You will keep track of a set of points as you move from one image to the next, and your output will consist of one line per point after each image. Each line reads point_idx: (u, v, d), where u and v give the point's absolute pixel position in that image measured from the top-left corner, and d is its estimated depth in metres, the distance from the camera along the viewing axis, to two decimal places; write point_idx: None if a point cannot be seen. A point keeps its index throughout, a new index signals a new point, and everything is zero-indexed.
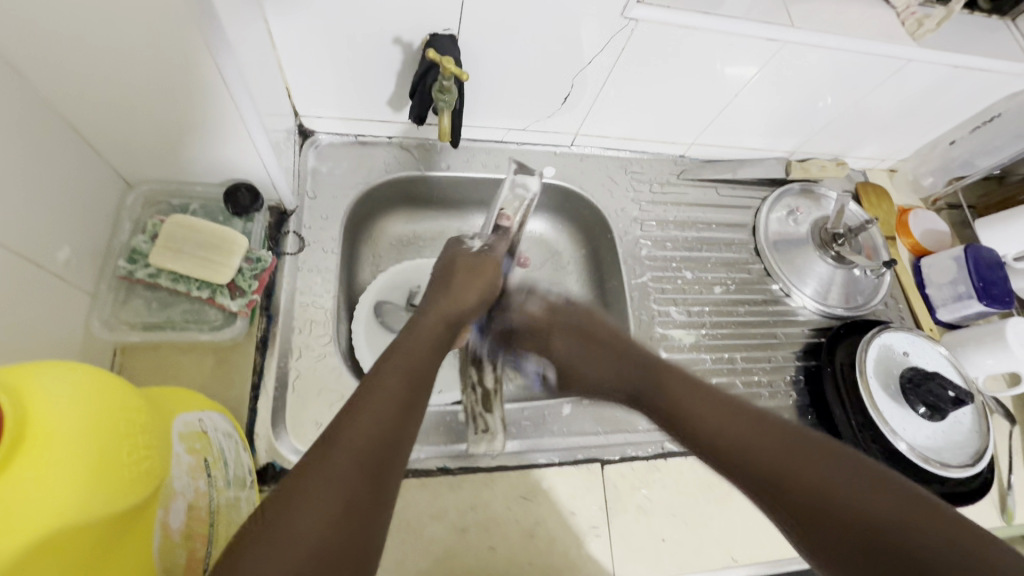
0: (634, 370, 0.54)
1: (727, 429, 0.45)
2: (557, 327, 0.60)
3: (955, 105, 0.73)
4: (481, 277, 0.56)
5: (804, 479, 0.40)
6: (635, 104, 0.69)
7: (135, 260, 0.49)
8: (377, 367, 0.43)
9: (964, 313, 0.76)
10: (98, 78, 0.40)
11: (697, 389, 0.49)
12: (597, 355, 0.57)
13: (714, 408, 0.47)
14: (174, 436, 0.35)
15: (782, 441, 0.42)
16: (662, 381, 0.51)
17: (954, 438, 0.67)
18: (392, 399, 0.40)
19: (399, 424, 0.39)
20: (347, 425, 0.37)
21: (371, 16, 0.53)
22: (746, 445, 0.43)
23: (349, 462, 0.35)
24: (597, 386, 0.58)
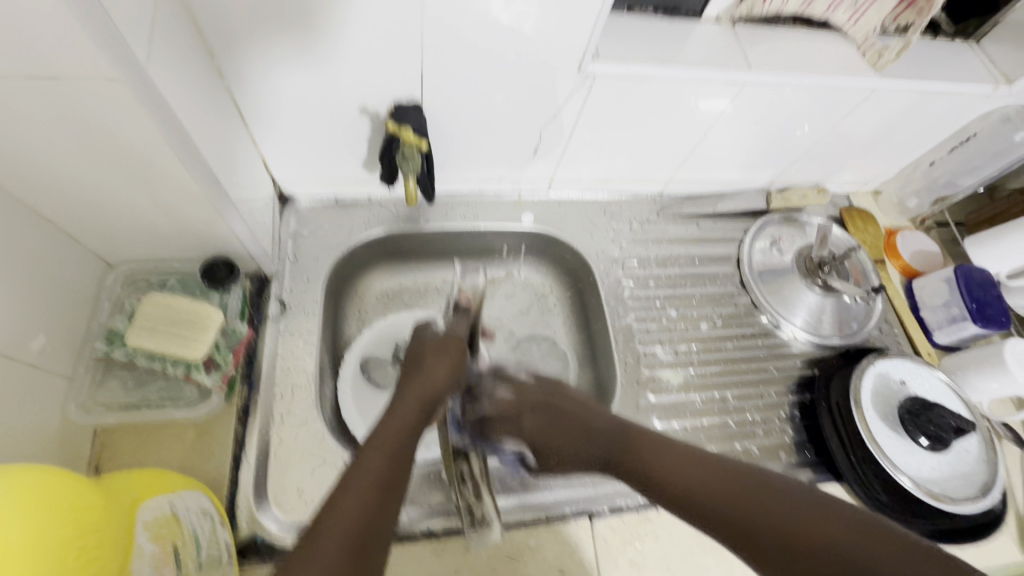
0: (600, 439, 0.50)
1: (696, 485, 0.42)
2: (529, 407, 0.54)
3: (927, 127, 0.74)
4: (448, 357, 0.50)
5: (774, 524, 0.38)
6: (606, 148, 0.70)
7: (112, 342, 0.50)
8: (363, 446, 0.41)
9: (961, 335, 0.74)
10: (69, 177, 0.42)
11: (664, 453, 0.46)
12: (564, 431, 0.52)
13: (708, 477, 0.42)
14: (133, 528, 0.36)
15: (788, 508, 0.39)
16: (651, 452, 0.46)
17: (961, 469, 0.64)
18: (373, 481, 0.38)
19: (383, 501, 0.38)
20: (330, 513, 0.36)
21: (337, 90, 0.55)
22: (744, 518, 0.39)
23: (336, 556, 0.34)
24: (574, 463, 0.52)
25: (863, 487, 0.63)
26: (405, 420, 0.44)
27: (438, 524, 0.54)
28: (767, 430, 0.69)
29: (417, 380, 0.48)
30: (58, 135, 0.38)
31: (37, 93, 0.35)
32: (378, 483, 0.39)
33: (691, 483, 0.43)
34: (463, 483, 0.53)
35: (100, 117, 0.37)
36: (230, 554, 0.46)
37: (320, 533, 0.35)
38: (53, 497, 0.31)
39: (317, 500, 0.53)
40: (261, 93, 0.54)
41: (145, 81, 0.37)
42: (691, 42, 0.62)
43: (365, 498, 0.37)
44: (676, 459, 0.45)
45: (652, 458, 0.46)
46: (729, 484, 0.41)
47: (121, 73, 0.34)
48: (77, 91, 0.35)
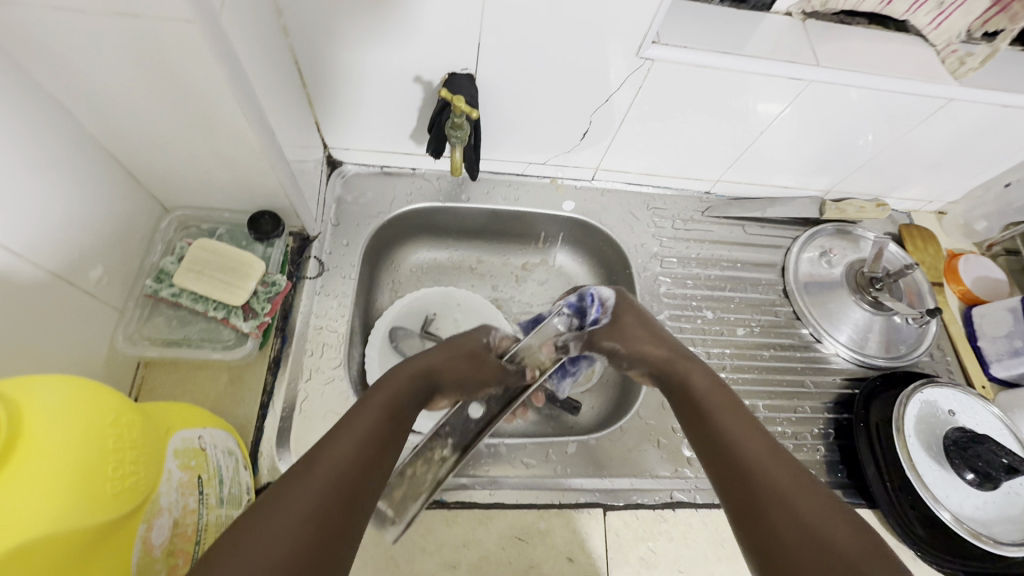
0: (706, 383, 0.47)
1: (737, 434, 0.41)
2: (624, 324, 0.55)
3: (1008, 145, 0.69)
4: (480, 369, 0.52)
5: (777, 501, 0.36)
6: (657, 140, 0.69)
7: (161, 280, 0.52)
8: (366, 394, 0.41)
9: (1021, 371, 0.69)
10: (135, 117, 0.44)
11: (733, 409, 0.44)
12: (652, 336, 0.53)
13: (741, 430, 0.41)
14: (167, 452, 0.38)
15: (772, 459, 0.39)
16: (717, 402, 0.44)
17: (1008, 512, 0.60)
18: (371, 425, 0.38)
19: (374, 455, 0.36)
20: (326, 449, 0.35)
21: (394, 58, 0.56)
22: (740, 459, 0.40)
23: (324, 485, 0.32)
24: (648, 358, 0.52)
25: (896, 515, 0.60)
26: (403, 377, 0.44)
27: (451, 496, 0.55)
28: (798, 446, 0.66)
29: (442, 347, 0.50)
30: (131, 74, 0.40)
31: (118, 31, 0.36)
32: (372, 438, 0.37)
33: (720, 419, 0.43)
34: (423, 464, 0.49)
35: (171, 59, 0.39)
36: (250, 496, 0.48)
37: (314, 470, 0.33)
38: (101, 407, 0.32)
39: None
40: (321, 55, 0.55)
41: (216, 25, 0.38)
42: (757, 35, 0.59)
43: (353, 448, 0.36)
44: (723, 400, 0.45)
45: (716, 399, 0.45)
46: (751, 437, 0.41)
47: (195, 15, 0.35)
48: (149, 30, 0.36)
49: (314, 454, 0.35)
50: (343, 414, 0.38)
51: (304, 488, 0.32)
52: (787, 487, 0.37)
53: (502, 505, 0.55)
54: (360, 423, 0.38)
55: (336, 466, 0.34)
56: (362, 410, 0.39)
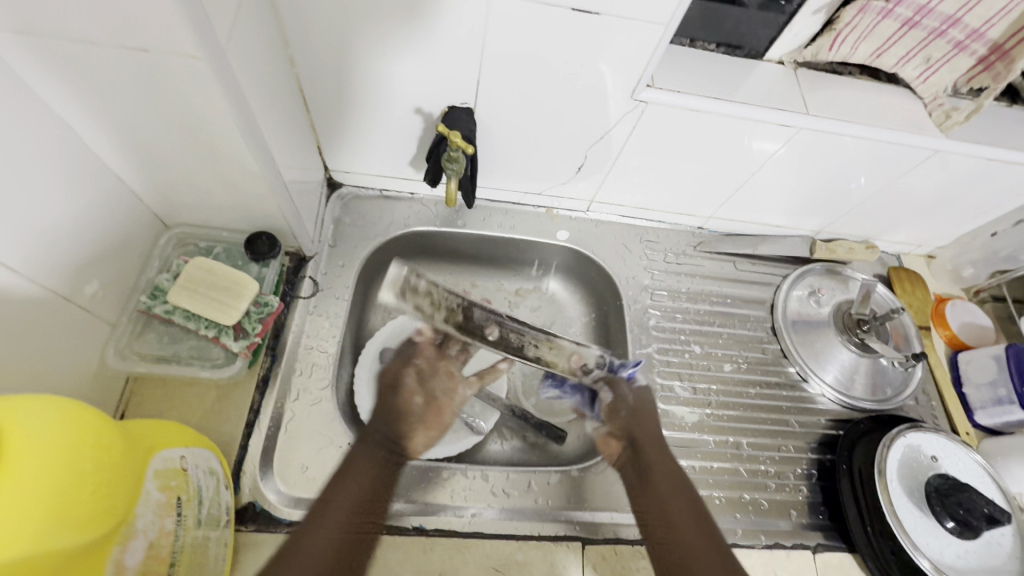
0: (657, 455, 0.59)
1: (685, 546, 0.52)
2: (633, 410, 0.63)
3: (994, 196, 0.70)
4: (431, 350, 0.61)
5: None
6: (650, 176, 0.70)
7: (156, 297, 0.53)
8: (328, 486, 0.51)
9: (1005, 419, 0.69)
10: (140, 141, 0.45)
11: (672, 478, 0.58)
12: (649, 436, 0.61)
13: (665, 494, 0.57)
14: (147, 473, 0.38)
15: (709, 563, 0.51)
16: (660, 477, 0.58)
17: (988, 562, 0.60)
18: (342, 512, 0.50)
19: (363, 512, 0.52)
20: (306, 534, 0.47)
21: (396, 89, 0.57)
22: (674, 539, 0.53)
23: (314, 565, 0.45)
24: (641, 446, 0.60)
25: (876, 561, 0.60)
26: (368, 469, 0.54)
27: (431, 523, 0.55)
28: (781, 485, 0.66)
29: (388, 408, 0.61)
30: (137, 101, 0.41)
31: (127, 62, 0.38)
32: (362, 491, 0.52)
33: (658, 485, 0.57)
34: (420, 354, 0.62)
35: (177, 89, 0.40)
36: (229, 516, 0.48)
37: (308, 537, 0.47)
38: (83, 430, 0.32)
39: (318, 479, 0.55)
40: (325, 84, 0.57)
41: (223, 60, 0.39)
42: (750, 81, 0.61)
43: (346, 511, 0.50)
44: (669, 483, 0.57)
45: (655, 467, 0.59)
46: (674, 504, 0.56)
47: (203, 51, 0.37)
48: (157, 62, 0.38)
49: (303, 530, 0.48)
50: (341, 466, 0.53)
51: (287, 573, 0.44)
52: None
53: (481, 534, 0.55)
54: (354, 480, 0.52)
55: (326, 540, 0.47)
56: (344, 477, 0.52)
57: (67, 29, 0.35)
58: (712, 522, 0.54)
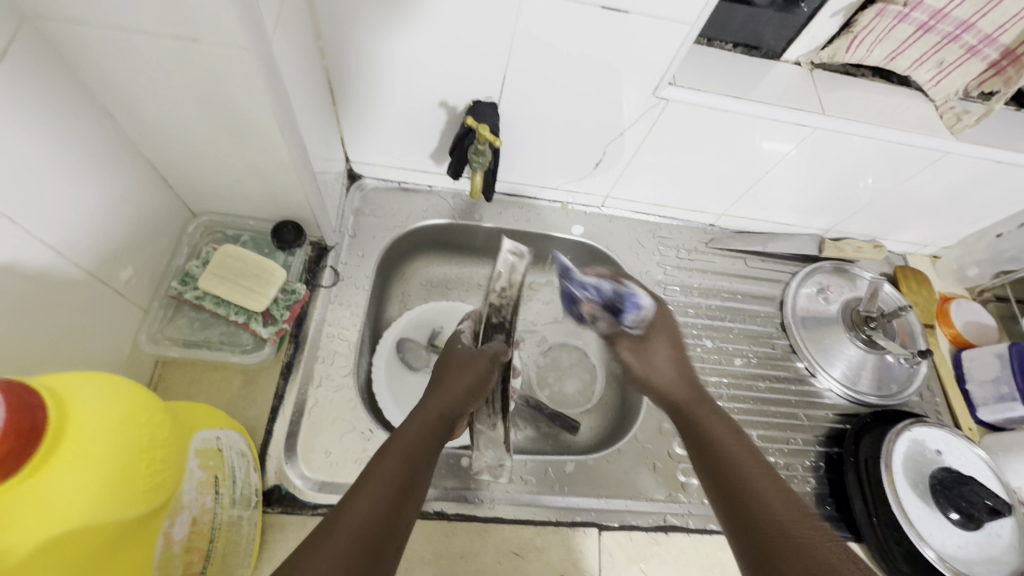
0: (689, 385, 0.55)
1: (743, 470, 0.45)
2: (660, 335, 0.59)
3: (1000, 198, 0.72)
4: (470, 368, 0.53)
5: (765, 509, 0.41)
6: (666, 172, 0.72)
7: (186, 283, 0.54)
8: (381, 448, 0.43)
9: (1006, 415, 0.71)
10: (177, 129, 0.46)
11: (723, 421, 0.51)
12: (682, 375, 0.56)
13: (741, 452, 0.47)
14: (190, 451, 0.39)
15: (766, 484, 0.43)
16: (712, 412, 0.52)
17: (990, 552, 0.62)
18: (393, 479, 0.41)
19: (410, 481, 0.41)
20: (347, 503, 0.38)
21: (422, 83, 0.58)
22: (738, 474, 0.45)
23: (349, 543, 0.35)
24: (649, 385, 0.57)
25: (881, 550, 0.61)
26: (424, 428, 0.46)
27: (452, 508, 0.56)
28: (789, 476, 0.68)
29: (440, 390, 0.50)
30: (179, 90, 0.42)
31: (174, 52, 0.39)
32: (411, 456, 0.43)
33: (720, 433, 0.49)
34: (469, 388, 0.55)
35: (220, 79, 0.41)
36: (257, 498, 0.49)
37: (348, 505, 0.38)
38: (136, 406, 0.33)
39: (341, 464, 0.56)
40: (353, 76, 0.58)
41: (267, 52, 0.40)
42: (767, 81, 0.62)
43: (387, 489, 0.40)
44: (728, 429, 0.50)
45: (713, 419, 0.51)
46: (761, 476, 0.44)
47: (249, 42, 0.38)
48: (202, 52, 0.38)
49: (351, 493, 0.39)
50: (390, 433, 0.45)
51: (324, 545, 0.35)
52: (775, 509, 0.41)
53: (500, 519, 0.56)
54: (403, 445, 0.44)
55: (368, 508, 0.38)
56: (403, 437, 0.44)
57: (117, 18, 0.36)
58: (768, 461, 0.46)
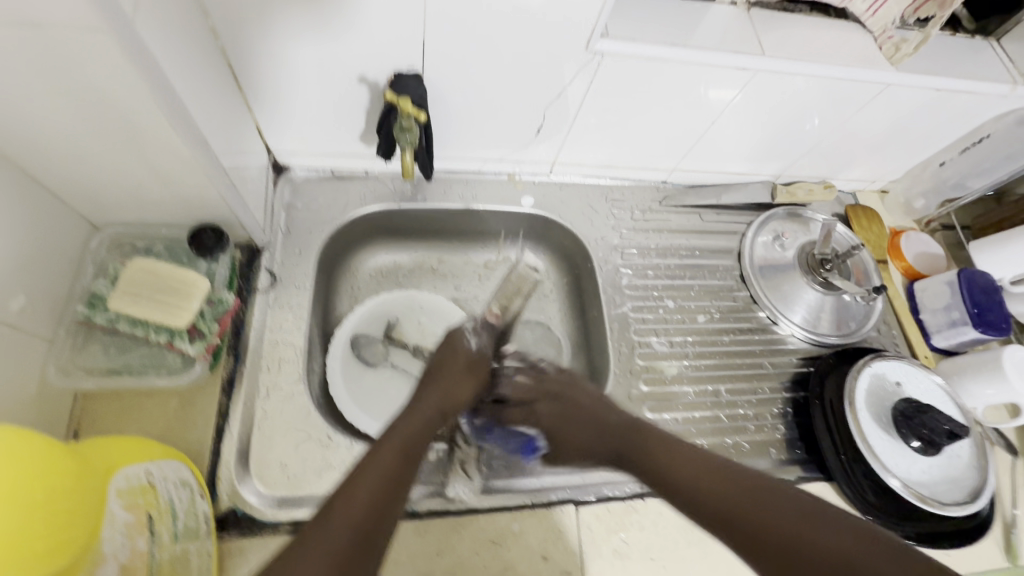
0: (608, 434, 0.51)
1: (718, 490, 0.42)
2: (543, 396, 0.55)
3: (941, 126, 0.72)
4: (473, 375, 0.52)
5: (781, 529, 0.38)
6: (612, 132, 0.69)
7: (94, 306, 0.48)
8: (374, 448, 0.43)
9: (958, 340, 0.73)
10: (50, 133, 0.40)
11: (672, 448, 0.47)
12: (576, 421, 0.53)
13: (707, 474, 0.43)
14: (108, 494, 0.35)
15: (748, 498, 0.41)
16: (656, 440, 0.48)
17: (951, 473, 0.64)
18: (379, 484, 0.40)
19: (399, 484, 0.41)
20: (335, 510, 0.38)
21: (335, 58, 0.53)
22: (721, 492, 0.42)
23: (326, 558, 0.35)
24: (586, 452, 0.52)
25: (852, 485, 0.63)
26: (418, 424, 0.46)
27: (424, 505, 0.54)
28: (759, 426, 0.69)
29: (439, 388, 0.50)
30: (37, 86, 0.36)
31: (17, 41, 0.33)
32: (402, 460, 0.43)
33: (683, 474, 0.44)
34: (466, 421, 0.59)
35: (84, 69, 0.35)
36: (209, 525, 0.46)
37: (333, 515, 0.37)
38: (26, 457, 0.29)
39: (300, 476, 0.53)
40: (257, 57, 0.52)
41: (132, 36, 0.35)
42: (704, 25, 0.59)
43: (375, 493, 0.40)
44: (689, 457, 0.45)
45: (665, 450, 0.47)
46: (753, 497, 0.40)
47: (104, 23, 0.32)
48: (54, 38, 0.33)
49: (337, 495, 0.39)
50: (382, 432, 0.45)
51: (306, 556, 0.35)
52: (795, 523, 0.38)
53: (474, 510, 0.55)
54: (395, 444, 0.44)
55: (352, 516, 0.37)
56: (392, 440, 0.44)
57: None
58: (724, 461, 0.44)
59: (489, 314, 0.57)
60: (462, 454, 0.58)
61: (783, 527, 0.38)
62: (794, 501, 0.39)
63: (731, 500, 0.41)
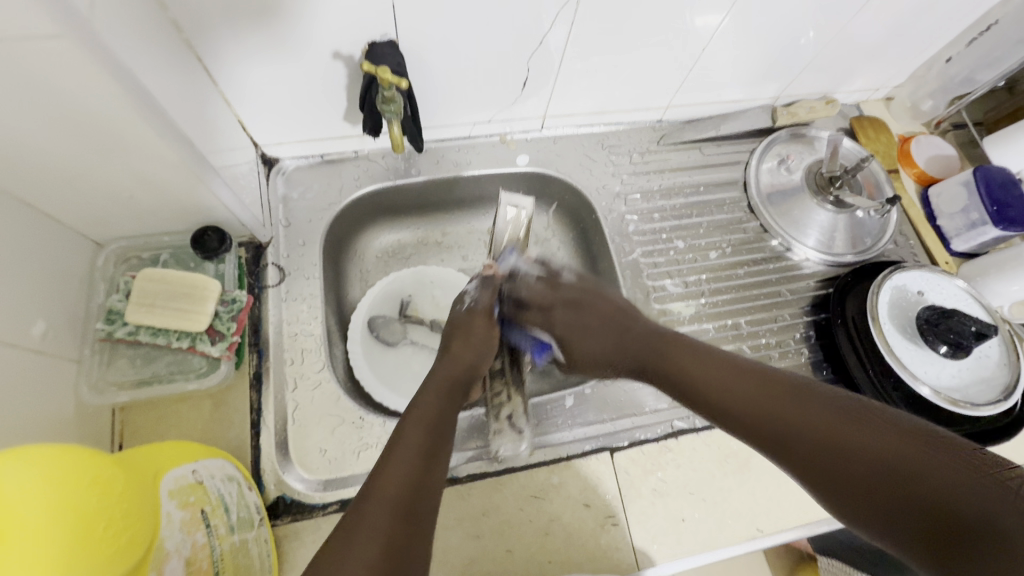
0: (636, 340, 0.53)
1: (733, 386, 0.44)
2: (560, 302, 0.57)
3: (946, 19, 0.68)
4: (473, 333, 0.54)
5: (802, 427, 0.38)
6: (602, 76, 0.66)
7: (113, 321, 0.49)
8: (403, 419, 0.44)
9: (980, 241, 0.71)
10: (37, 155, 0.40)
11: (697, 353, 0.48)
12: (593, 328, 0.56)
13: (732, 379, 0.44)
14: (161, 495, 0.36)
15: (754, 385, 0.43)
16: (688, 361, 0.48)
17: (982, 373, 0.64)
18: (416, 446, 0.41)
19: (435, 445, 0.43)
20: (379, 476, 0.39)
21: (306, 37, 0.51)
22: (716, 386, 0.45)
23: (384, 513, 0.36)
24: (598, 360, 0.57)
25: (883, 399, 0.63)
26: (439, 392, 0.48)
27: (463, 471, 0.55)
28: (783, 353, 0.69)
29: (446, 358, 0.52)
30: (16, 109, 0.36)
31: None
32: (432, 421, 0.44)
33: (697, 383, 0.46)
34: (501, 374, 0.56)
35: (57, 82, 0.35)
36: (262, 514, 0.47)
37: (373, 488, 0.38)
38: (74, 470, 0.30)
39: (340, 459, 0.54)
40: (227, 49, 0.50)
41: (93, 36, 0.33)
42: None
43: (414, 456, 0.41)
44: (716, 367, 0.46)
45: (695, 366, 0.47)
46: (768, 392, 0.42)
47: (63, 28, 0.31)
48: (21, 53, 0.32)
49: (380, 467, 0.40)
50: (408, 406, 0.46)
51: (360, 520, 0.36)
52: (809, 413, 0.38)
53: (512, 469, 0.56)
54: (422, 412, 0.45)
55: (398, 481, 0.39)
56: (419, 406, 0.46)
57: None
58: (747, 361, 0.46)
59: (489, 270, 0.58)
60: (508, 407, 0.54)
61: (808, 424, 0.38)
62: (799, 391, 0.41)
63: (742, 395, 0.43)
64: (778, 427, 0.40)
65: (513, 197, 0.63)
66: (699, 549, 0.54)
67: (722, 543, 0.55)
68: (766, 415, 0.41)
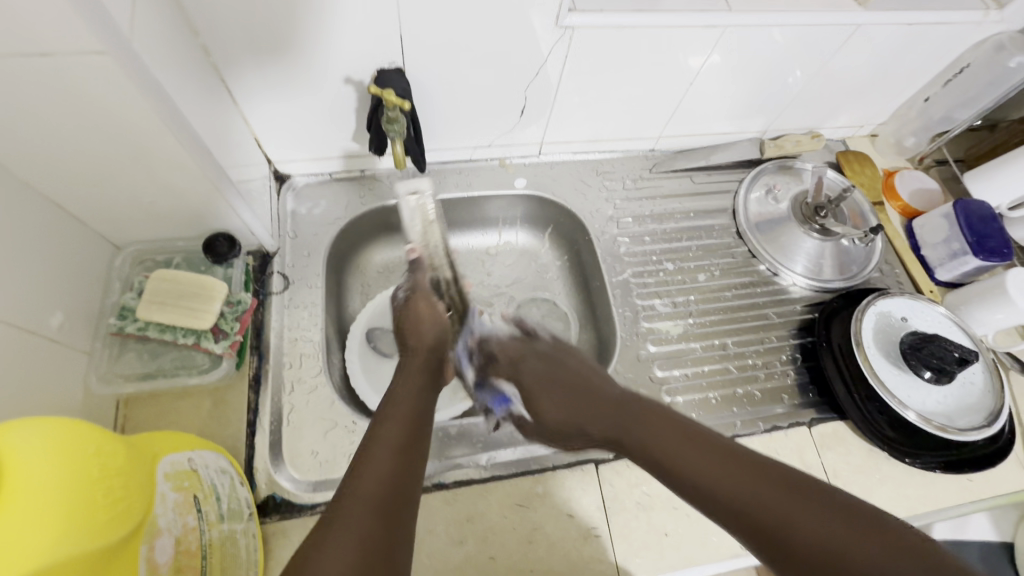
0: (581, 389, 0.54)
1: (655, 433, 0.45)
2: (531, 354, 0.59)
3: (922, 62, 0.72)
4: (423, 323, 0.58)
5: (714, 481, 0.39)
6: (595, 107, 0.71)
7: (124, 317, 0.52)
8: (380, 419, 0.45)
9: (962, 271, 0.73)
10: (68, 158, 0.44)
11: (631, 403, 0.50)
12: (559, 377, 0.56)
13: (656, 430, 0.46)
14: (158, 476, 0.39)
15: (677, 435, 0.44)
16: (631, 421, 0.48)
17: (968, 400, 0.64)
18: (392, 444, 0.42)
19: (409, 442, 0.43)
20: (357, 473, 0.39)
21: (321, 64, 0.56)
22: (641, 432, 0.46)
23: (362, 508, 0.36)
24: (565, 425, 0.54)
25: (867, 421, 0.64)
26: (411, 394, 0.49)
27: (449, 476, 0.56)
28: (769, 373, 0.70)
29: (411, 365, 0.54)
30: (55, 116, 0.40)
31: (31, 72, 0.36)
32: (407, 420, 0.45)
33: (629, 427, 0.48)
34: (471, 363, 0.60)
35: (94, 94, 0.39)
36: (252, 509, 0.49)
37: (351, 484, 0.38)
38: (80, 440, 0.33)
39: (330, 461, 0.56)
40: (249, 73, 0.55)
41: (130, 53, 0.38)
42: None
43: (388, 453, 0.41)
44: (650, 417, 0.47)
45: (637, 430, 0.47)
46: (686, 439, 0.44)
47: (106, 46, 0.35)
48: (66, 66, 0.36)
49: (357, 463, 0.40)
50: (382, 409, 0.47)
51: (338, 517, 0.36)
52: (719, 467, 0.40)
53: (497, 477, 0.57)
54: (398, 412, 0.46)
55: (376, 475, 0.39)
56: (394, 407, 0.47)
57: None
58: (665, 413, 0.48)
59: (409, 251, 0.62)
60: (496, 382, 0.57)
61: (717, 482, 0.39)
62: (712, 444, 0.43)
63: (664, 443, 0.44)
64: (688, 475, 0.41)
65: (410, 182, 0.65)
66: (681, 564, 0.55)
67: (704, 559, 0.55)
68: (679, 469, 0.42)
